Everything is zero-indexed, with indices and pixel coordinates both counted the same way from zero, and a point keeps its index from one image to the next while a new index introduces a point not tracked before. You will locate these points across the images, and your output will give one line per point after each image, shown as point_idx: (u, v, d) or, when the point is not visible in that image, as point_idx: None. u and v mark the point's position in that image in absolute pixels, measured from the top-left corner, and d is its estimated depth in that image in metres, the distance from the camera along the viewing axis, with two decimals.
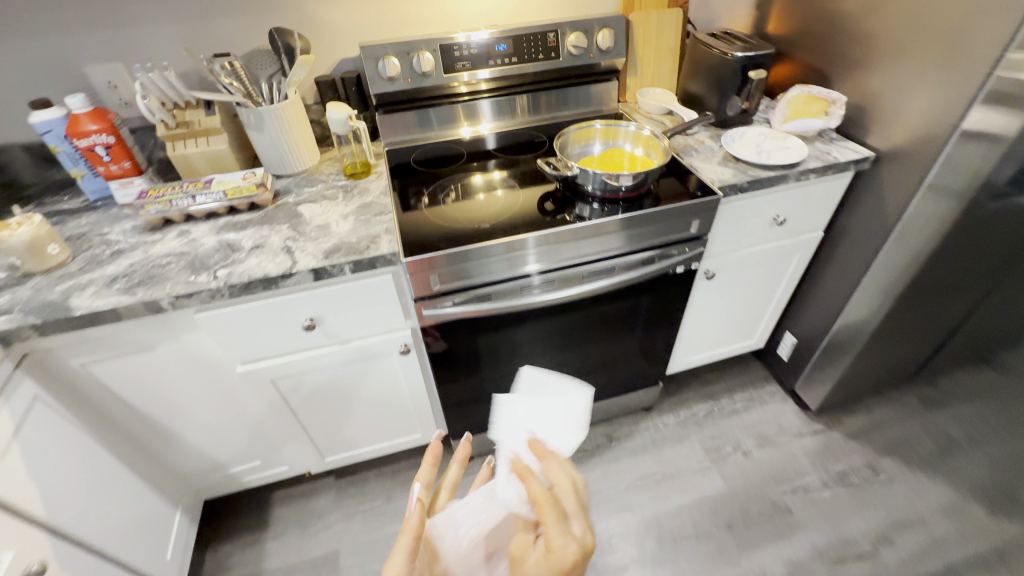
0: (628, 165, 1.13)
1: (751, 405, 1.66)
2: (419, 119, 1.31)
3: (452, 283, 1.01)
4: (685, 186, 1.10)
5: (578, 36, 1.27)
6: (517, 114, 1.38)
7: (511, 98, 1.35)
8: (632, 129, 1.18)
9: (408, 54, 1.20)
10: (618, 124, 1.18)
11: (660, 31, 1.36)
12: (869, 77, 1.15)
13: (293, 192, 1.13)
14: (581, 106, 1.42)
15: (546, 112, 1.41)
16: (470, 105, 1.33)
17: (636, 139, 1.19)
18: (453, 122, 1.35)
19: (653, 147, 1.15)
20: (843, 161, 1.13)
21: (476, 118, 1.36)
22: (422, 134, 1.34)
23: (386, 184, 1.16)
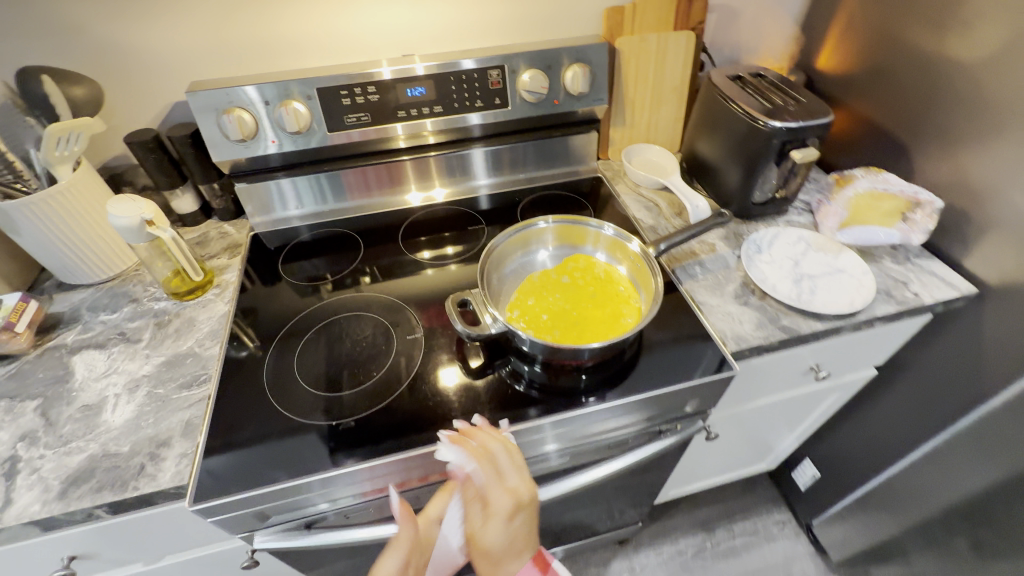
0: (605, 300, 0.74)
1: (754, 542, 1.31)
2: (327, 186, 0.91)
3: (366, 495, 0.64)
4: (681, 341, 0.70)
5: (535, 75, 0.85)
6: (475, 176, 0.99)
7: (459, 156, 0.94)
8: (609, 233, 0.78)
9: (268, 104, 0.78)
10: (590, 224, 0.78)
11: (661, 64, 0.93)
12: (980, 173, 0.74)
13: (79, 323, 0.74)
14: (555, 164, 1.01)
15: (505, 173, 1.00)
16: (417, 164, 0.93)
17: (610, 246, 0.79)
18: (398, 188, 0.96)
19: (638, 268, 0.76)
20: (928, 304, 0.73)
21: (429, 179, 0.96)
22: (347, 207, 0.95)
23: (226, 309, 0.76)
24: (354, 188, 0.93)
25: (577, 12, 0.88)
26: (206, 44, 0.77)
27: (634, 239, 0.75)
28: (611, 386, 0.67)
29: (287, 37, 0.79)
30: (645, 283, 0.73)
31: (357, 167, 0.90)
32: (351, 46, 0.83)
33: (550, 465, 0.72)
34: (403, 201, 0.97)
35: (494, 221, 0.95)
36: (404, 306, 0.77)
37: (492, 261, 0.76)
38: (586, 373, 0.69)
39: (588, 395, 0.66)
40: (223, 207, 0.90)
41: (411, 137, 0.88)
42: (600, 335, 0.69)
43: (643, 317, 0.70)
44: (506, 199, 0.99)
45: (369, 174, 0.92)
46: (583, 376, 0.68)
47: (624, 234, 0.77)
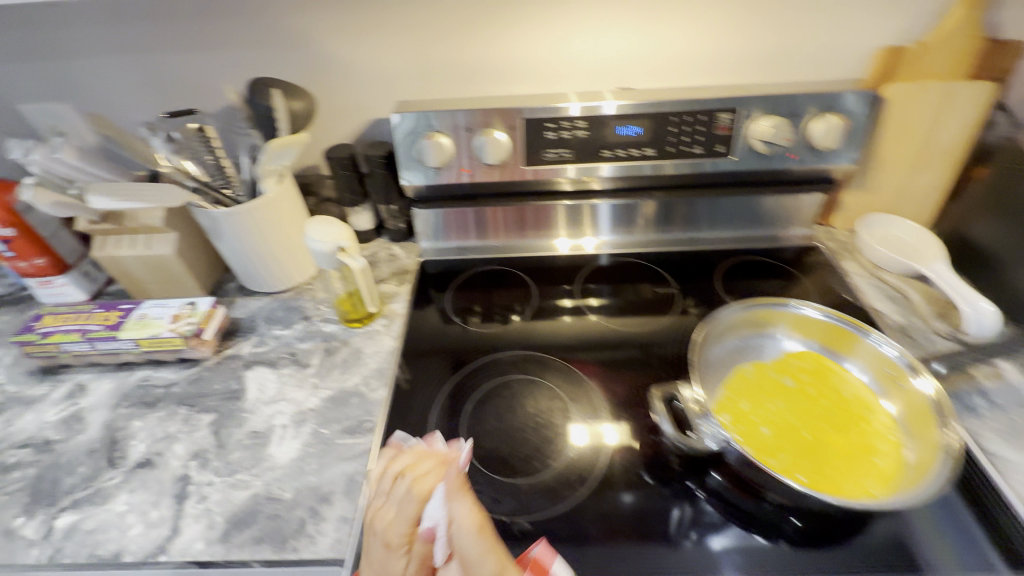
0: (853, 436, 0.56)
1: None
2: (476, 224, 0.84)
3: None
4: (972, 511, 0.51)
5: (774, 122, 0.70)
6: (637, 229, 0.86)
7: (630, 207, 0.82)
8: (885, 351, 0.60)
9: (469, 131, 0.72)
10: (863, 330, 0.61)
11: (938, 122, 0.73)
12: None
13: (255, 335, 0.73)
14: (737, 227, 0.85)
15: (676, 229, 0.86)
16: (578, 208, 0.82)
17: (873, 367, 0.62)
18: (548, 232, 0.86)
19: (915, 408, 0.56)
20: None
21: (580, 226, 0.85)
22: (491, 245, 0.87)
23: (393, 345, 0.71)
24: (501, 227, 0.84)
25: (836, 52, 0.72)
26: (418, 65, 0.73)
27: (921, 373, 0.56)
28: (844, 546, 0.49)
29: (499, 62, 0.73)
30: (924, 430, 0.54)
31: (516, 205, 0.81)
32: (562, 75, 0.75)
33: None
34: (549, 245, 0.87)
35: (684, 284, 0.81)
36: (585, 378, 0.65)
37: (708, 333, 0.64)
38: (800, 517, 0.51)
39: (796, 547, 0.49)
40: (396, 228, 0.87)
41: (576, 181, 0.78)
42: (831, 488, 0.52)
43: (907, 485, 0.50)
44: (697, 258, 0.84)
45: (524, 215, 0.83)
46: (795, 519, 0.51)
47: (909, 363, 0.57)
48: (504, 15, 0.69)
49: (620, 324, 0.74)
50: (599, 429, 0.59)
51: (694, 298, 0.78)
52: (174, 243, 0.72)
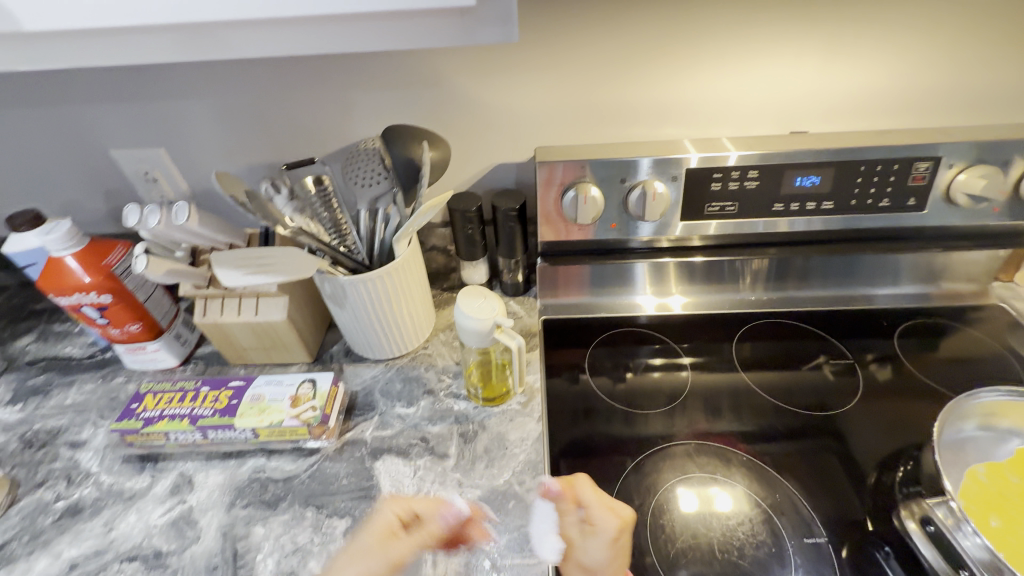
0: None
1: None
2: (610, 276, 0.76)
3: None
4: None
5: (984, 174, 0.60)
6: (744, 287, 0.78)
7: (735, 265, 0.75)
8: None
9: (623, 182, 0.63)
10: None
11: None
12: None
13: (376, 414, 0.64)
14: (865, 282, 0.77)
15: (795, 287, 0.78)
16: (711, 266, 0.75)
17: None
18: (658, 287, 0.77)
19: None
20: None
21: (693, 284, 0.77)
22: (571, 304, 0.78)
23: (538, 429, 0.62)
24: (577, 283, 0.76)
25: None
26: (562, 107, 0.65)
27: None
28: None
29: (655, 103, 0.64)
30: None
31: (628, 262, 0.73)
32: (722, 117, 0.66)
33: None
34: (632, 304, 0.78)
35: (851, 349, 0.71)
36: (782, 479, 0.56)
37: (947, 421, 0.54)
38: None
39: None
40: (512, 282, 0.78)
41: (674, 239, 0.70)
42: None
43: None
44: (855, 319, 0.75)
45: (606, 272, 0.75)
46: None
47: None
48: (670, 52, 0.60)
49: (776, 399, 0.65)
50: (708, 492, 0.55)
51: (869, 370, 0.68)
52: (286, 309, 0.64)
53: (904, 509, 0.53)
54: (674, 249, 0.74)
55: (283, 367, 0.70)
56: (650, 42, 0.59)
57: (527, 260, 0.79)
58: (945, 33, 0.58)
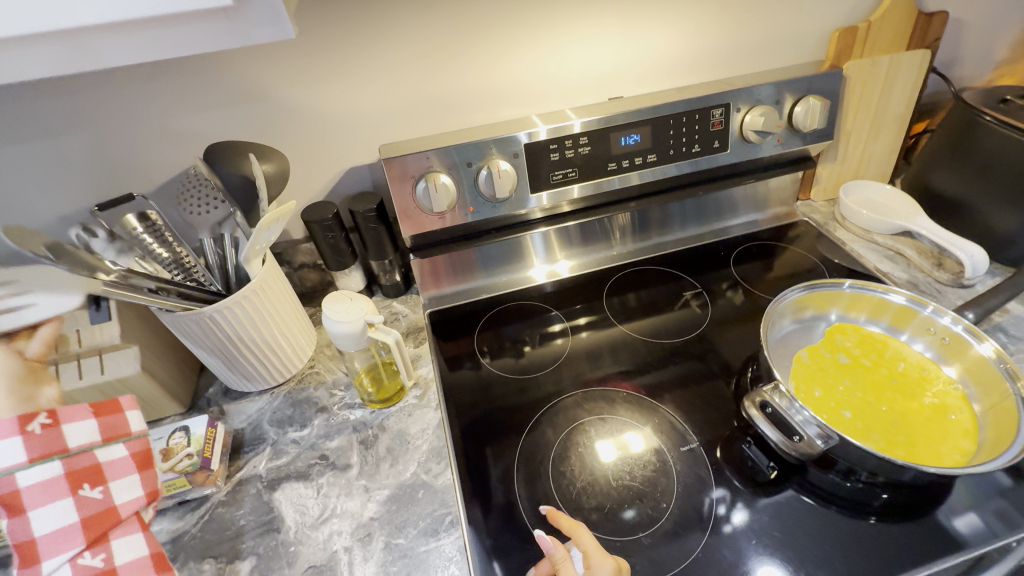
0: (922, 403, 0.58)
1: None
2: (493, 255, 0.79)
3: None
4: None
5: (763, 112, 0.72)
6: (615, 241, 0.85)
7: (604, 222, 0.81)
8: (945, 323, 0.61)
9: (470, 166, 0.66)
10: (920, 304, 0.62)
11: (889, 91, 0.79)
12: None
13: (267, 446, 0.61)
14: (705, 219, 0.87)
15: (652, 235, 0.87)
16: (586, 227, 0.81)
17: (943, 341, 0.62)
18: (546, 255, 0.82)
19: (979, 370, 0.58)
20: None
21: (572, 248, 0.83)
22: (467, 288, 0.80)
23: (437, 416, 0.63)
24: (466, 268, 0.79)
25: (798, 37, 0.76)
26: (397, 103, 0.66)
27: (986, 340, 0.57)
28: (949, 521, 0.52)
29: (486, 88, 0.68)
30: (996, 393, 0.56)
31: (497, 241, 0.77)
32: (549, 93, 0.71)
33: None
34: (526, 277, 0.82)
35: (701, 280, 0.81)
36: (658, 403, 0.63)
37: (772, 320, 0.64)
38: (889, 490, 0.55)
39: (875, 517, 0.53)
40: (391, 283, 0.78)
41: (548, 207, 0.75)
42: (908, 453, 0.53)
43: (986, 450, 0.52)
44: (701, 254, 0.85)
45: (492, 252, 0.78)
46: (887, 496, 0.55)
47: (976, 334, 0.58)
48: (487, 38, 0.64)
49: (648, 336, 0.73)
50: (623, 440, 0.60)
51: (717, 295, 0.78)
52: (138, 360, 0.58)
53: (747, 399, 0.57)
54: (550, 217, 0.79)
55: (153, 423, 0.64)
56: (464, 32, 0.62)
57: (403, 259, 0.79)
58: None
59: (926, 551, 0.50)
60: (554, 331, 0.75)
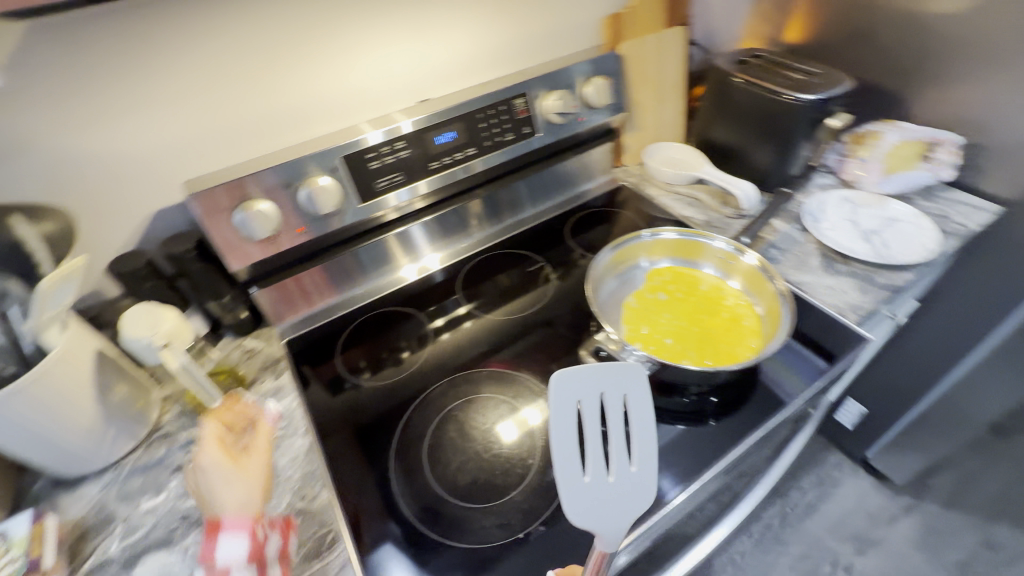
0: (719, 315, 0.70)
1: (825, 492, 1.36)
2: (357, 264, 0.80)
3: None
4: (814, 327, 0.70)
5: (558, 96, 0.80)
6: (474, 229, 0.90)
7: (459, 212, 0.86)
8: (720, 246, 0.74)
9: (289, 186, 0.65)
10: (702, 236, 0.75)
11: (660, 63, 0.93)
12: (975, 97, 0.82)
13: (117, 525, 0.56)
14: (548, 196, 0.96)
15: (508, 216, 0.93)
16: (445, 219, 0.85)
17: (723, 261, 0.75)
18: (411, 253, 0.85)
19: (752, 278, 0.71)
20: (976, 230, 0.80)
21: (434, 242, 0.86)
22: (338, 301, 0.80)
23: (308, 441, 0.62)
24: (334, 281, 0.79)
25: (578, 25, 0.86)
26: (196, 134, 0.63)
27: (748, 251, 0.71)
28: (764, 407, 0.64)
29: (290, 107, 0.68)
30: (763, 291, 0.70)
31: (358, 248, 0.78)
32: (358, 105, 0.73)
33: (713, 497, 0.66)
34: (397, 277, 0.84)
35: (546, 256, 0.88)
36: (517, 374, 0.68)
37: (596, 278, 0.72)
38: (716, 394, 0.66)
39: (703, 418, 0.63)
40: (237, 321, 0.74)
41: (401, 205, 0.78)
42: (719, 360, 0.64)
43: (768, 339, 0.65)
44: (544, 232, 0.93)
45: (356, 261, 0.79)
46: (715, 398, 0.65)
47: (739, 248, 0.72)
48: (277, 58, 0.64)
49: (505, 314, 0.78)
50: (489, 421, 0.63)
51: (560, 266, 0.86)
52: None
53: (584, 349, 0.65)
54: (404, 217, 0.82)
55: None
56: (251, 55, 0.62)
57: None
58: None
59: (749, 434, 0.61)
60: (414, 331, 0.77)
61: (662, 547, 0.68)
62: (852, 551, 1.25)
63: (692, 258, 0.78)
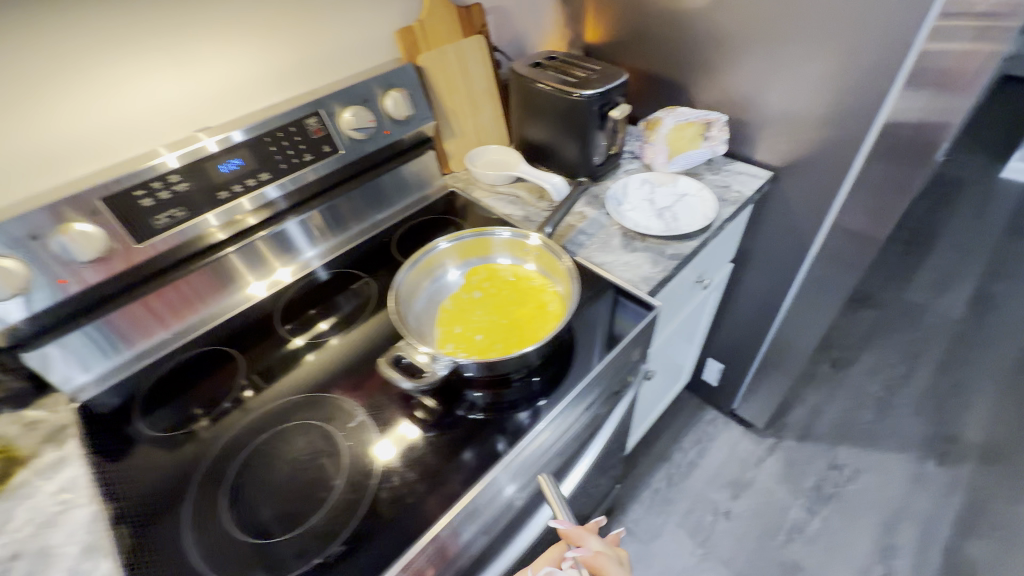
0: (522, 299, 0.75)
1: (703, 448, 1.48)
2: (186, 295, 0.76)
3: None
4: (615, 300, 0.75)
5: (355, 111, 0.81)
6: (317, 240, 0.89)
7: (296, 226, 0.85)
8: (505, 236, 0.79)
9: (36, 237, 0.60)
10: (490, 231, 0.79)
11: (464, 72, 0.97)
12: (730, 81, 0.94)
13: None
14: (389, 201, 0.97)
15: (354, 223, 0.93)
16: (281, 234, 0.83)
17: (511, 248, 0.80)
18: (254, 271, 0.83)
19: (550, 263, 0.76)
20: (749, 195, 0.91)
21: (277, 257, 0.84)
22: (180, 330, 0.76)
23: (91, 509, 0.57)
24: (173, 308, 0.75)
25: (372, 41, 0.87)
26: None
27: (531, 234, 0.77)
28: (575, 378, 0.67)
29: (33, 150, 0.63)
30: (556, 270, 0.76)
31: (187, 276, 0.75)
32: (124, 139, 0.69)
33: (539, 476, 0.69)
34: (245, 296, 0.82)
35: (373, 271, 0.87)
36: (328, 395, 0.66)
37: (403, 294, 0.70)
38: (534, 375, 0.68)
39: (514, 409, 0.64)
40: (10, 392, 0.66)
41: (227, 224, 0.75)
42: (533, 339, 0.69)
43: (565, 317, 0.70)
44: (373, 247, 0.92)
45: (192, 285, 0.76)
46: (532, 382, 0.67)
47: (522, 233, 0.78)
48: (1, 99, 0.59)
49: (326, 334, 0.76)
50: (299, 448, 0.61)
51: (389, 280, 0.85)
52: None
53: (381, 359, 0.61)
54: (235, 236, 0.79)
55: None
56: None
57: None
58: (258, 23, 0.75)
59: (563, 407, 0.64)
60: (227, 370, 0.72)
61: (502, 535, 0.69)
62: (728, 497, 1.37)
63: (485, 252, 0.81)
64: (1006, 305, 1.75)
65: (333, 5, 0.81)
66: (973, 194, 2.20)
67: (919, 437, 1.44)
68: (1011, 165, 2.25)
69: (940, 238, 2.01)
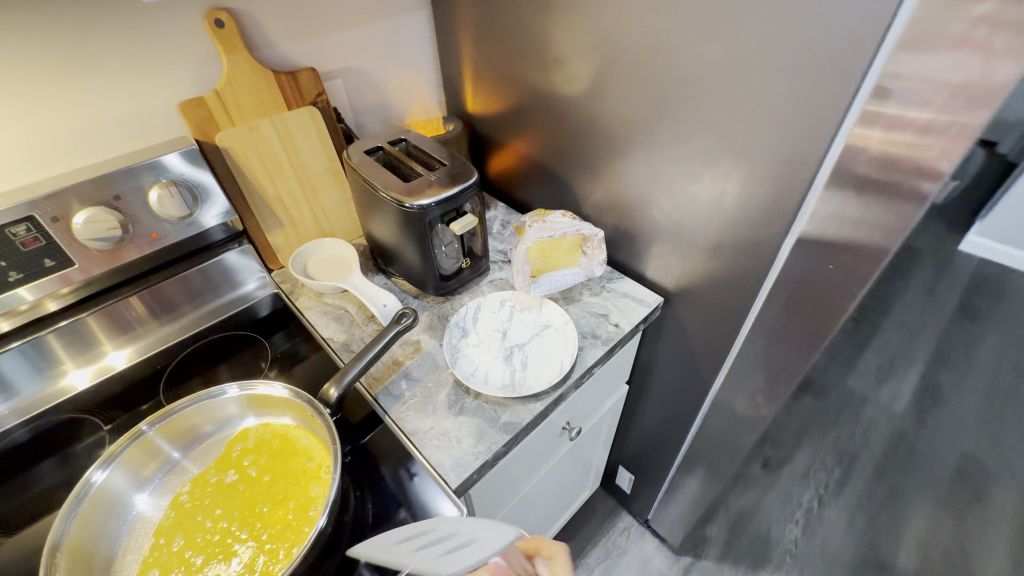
0: (275, 484, 0.55)
1: (611, 564, 1.30)
2: (16, 369, 0.64)
3: None
4: (412, 502, 0.55)
5: (95, 215, 0.60)
6: (136, 330, 0.73)
7: (109, 315, 0.69)
8: (244, 393, 0.60)
9: None
10: (212, 394, 0.59)
11: (287, 152, 0.77)
12: (616, 186, 0.76)
13: None
14: (208, 296, 0.78)
15: (178, 314, 0.77)
16: (89, 324, 0.67)
17: (255, 404, 0.61)
18: (73, 356, 0.68)
19: (320, 432, 0.57)
20: (627, 330, 0.73)
21: (98, 343, 0.70)
22: (53, 390, 0.67)
23: None
24: (33, 364, 0.65)
25: (148, 113, 0.67)
26: None
27: (269, 383, 0.59)
28: None
29: None
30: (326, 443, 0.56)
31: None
32: None
33: None
34: (62, 388, 0.68)
35: (113, 425, 0.63)
36: None
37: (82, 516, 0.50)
38: None
39: None
40: None
41: (21, 309, 0.61)
42: (279, 556, 0.49)
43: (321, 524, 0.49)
44: (139, 378, 0.70)
45: (42, 349, 0.65)
46: None
47: (252, 382, 0.59)
48: None
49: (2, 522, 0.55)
50: None
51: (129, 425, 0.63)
52: None
53: None
54: (33, 325, 0.64)
55: None
56: None
57: None
58: None
59: None
60: None
61: None
62: None
63: (221, 419, 0.61)
64: (953, 400, 1.62)
65: (73, 71, 0.60)
66: (928, 267, 2.09)
67: (848, 562, 1.27)
68: (968, 238, 2.14)
69: (890, 316, 1.89)
